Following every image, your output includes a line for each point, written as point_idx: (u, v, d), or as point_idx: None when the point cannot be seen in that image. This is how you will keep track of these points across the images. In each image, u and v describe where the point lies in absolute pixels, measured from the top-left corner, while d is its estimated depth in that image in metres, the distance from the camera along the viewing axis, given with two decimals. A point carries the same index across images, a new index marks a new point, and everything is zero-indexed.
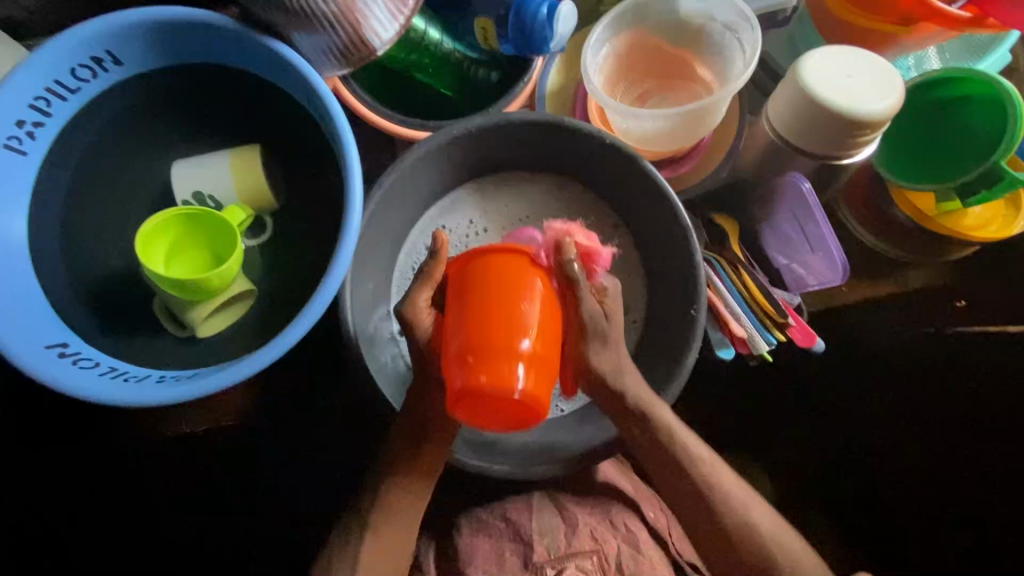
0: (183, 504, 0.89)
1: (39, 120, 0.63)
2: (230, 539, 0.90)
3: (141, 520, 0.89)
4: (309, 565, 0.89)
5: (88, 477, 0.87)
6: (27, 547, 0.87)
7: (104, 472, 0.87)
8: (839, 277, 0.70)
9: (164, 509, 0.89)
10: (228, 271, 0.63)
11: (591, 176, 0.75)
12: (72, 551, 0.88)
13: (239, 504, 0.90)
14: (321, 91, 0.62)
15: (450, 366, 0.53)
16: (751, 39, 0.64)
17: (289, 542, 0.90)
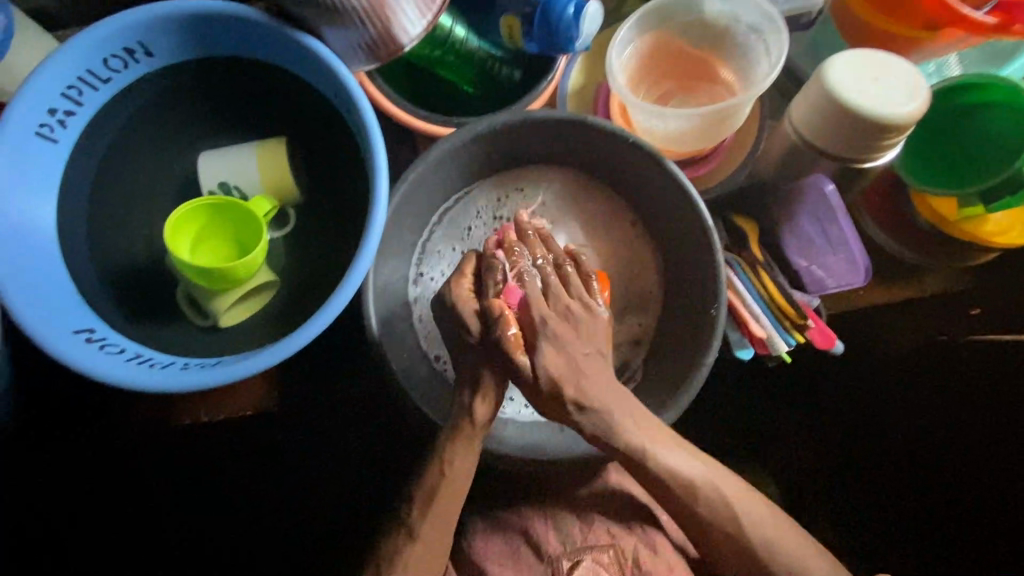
0: (185, 502, 0.90)
1: (71, 109, 0.64)
2: (230, 539, 0.93)
3: (141, 521, 0.90)
4: (308, 562, 0.93)
5: (89, 476, 0.85)
6: (27, 548, 0.85)
7: (111, 465, 0.85)
8: (861, 278, 0.71)
9: (163, 509, 0.90)
10: (256, 260, 0.64)
11: (612, 175, 0.75)
12: (74, 549, 0.88)
13: (240, 503, 0.91)
14: (351, 84, 0.62)
15: None
16: (777, 41, 0.65)
17: (289, 541, 0.94)
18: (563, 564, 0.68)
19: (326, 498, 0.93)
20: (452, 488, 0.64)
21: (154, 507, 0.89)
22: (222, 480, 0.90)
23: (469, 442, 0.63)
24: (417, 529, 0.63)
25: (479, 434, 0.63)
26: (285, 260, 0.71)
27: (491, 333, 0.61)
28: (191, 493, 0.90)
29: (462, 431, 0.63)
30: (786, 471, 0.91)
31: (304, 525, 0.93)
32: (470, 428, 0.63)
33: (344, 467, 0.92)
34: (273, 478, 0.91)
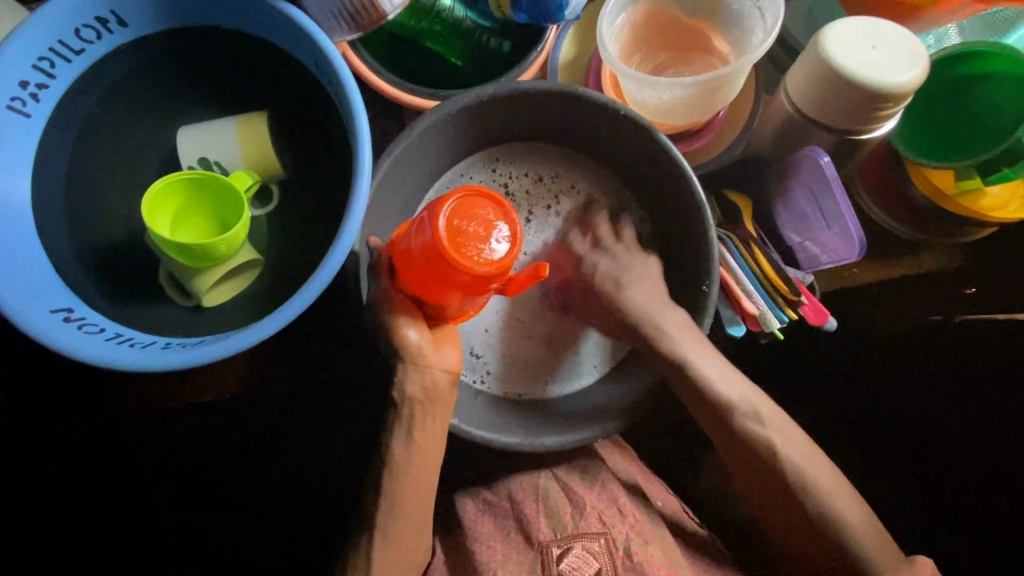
0: (184, 502, 0.88)
1: (43, 82, 0.62)
2: (230, 539, 0.89)
3: (140, 519, 0.88)
4: (309, 560, 0.89)
5: (88, 476, 0.86)
6: (28, 547, 0.86)
7: (111, 462, 0.87)
8: (855, 254, 0.68)
9: (163, 508, 0.88)
10: (237, 237, 0.62)
11: (603, 149, 0.74)
12: (74, 549, 0.87)
13: (236, 500, 0.89)
14: (331, 54, 0.60)
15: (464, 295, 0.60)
16: (771, 8, 0.63)
17: (291, 539, 0.89)
18: (553, 551, 0.67)
19: (320, 490, 0.89)
20: (412, 488, 0.64)
21: (148, 501, 0.88)
22: (211, 471, 0.88)
23: (408, 429, 0.63)
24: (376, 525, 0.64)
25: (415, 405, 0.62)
26: (270, 239, 0.69)
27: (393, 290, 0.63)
28: (189, 492, 0.88)
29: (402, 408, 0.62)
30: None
31: (299, 524, 0.89)
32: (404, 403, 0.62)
33: (335, 459, 0.89)
34: (271, 469, 0.89)
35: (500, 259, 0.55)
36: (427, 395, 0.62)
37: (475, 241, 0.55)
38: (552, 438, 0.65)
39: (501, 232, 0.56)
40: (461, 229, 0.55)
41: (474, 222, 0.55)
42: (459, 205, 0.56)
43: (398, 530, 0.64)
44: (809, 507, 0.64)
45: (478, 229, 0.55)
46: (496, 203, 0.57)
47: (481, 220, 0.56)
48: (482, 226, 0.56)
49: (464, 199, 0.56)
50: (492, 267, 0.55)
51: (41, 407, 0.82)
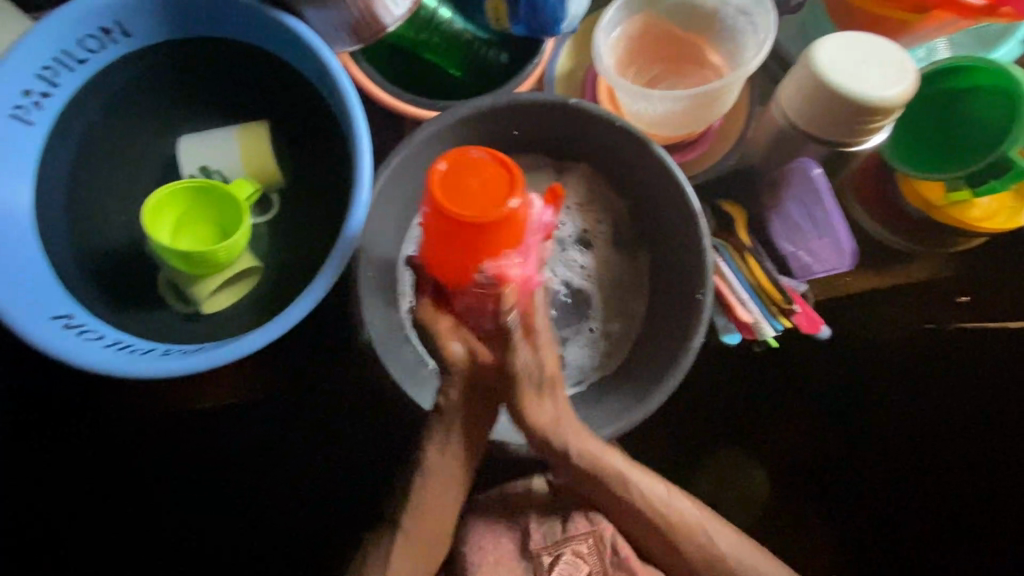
0: (184, 502, 0.88)
1: (48, 90, 0.63)
2: (230, 538, 0.89)
3: (139, 521, 0.88)
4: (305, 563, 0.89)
5: (88, 476, 0.86)
6: (26, 548, 0.86)
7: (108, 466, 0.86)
8: (846, 262, 0.71)
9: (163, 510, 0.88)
10: (237, 245, 0.63)
11: (600, 159, 0.74)
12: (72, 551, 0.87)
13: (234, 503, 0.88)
14: (332, 66, 0.62)
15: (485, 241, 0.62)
16: (763, 24, 0.64)
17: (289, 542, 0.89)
18: (543, 559, 0.68)
19: (316, 497, 0.88)
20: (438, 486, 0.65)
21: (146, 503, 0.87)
22: (205, 478, 0.87)
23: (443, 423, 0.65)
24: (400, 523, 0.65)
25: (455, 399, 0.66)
26: (269, 247, 0.70)
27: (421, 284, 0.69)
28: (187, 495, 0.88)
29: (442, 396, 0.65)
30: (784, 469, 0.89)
31: (294, 532, 0.89)
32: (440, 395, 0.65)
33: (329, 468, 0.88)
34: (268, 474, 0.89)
35: (510, 183, 0.59)
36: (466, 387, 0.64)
37: (487, 184, 0.59)
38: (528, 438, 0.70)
39: (492, 163, 0.60)
40: (463, 188, 0.59)
41: (468, 173, 0.60)
42: (443, 177, 0.60)
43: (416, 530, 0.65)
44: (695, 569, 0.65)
45: (480, 178, 0.60)
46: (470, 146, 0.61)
47: (471, 168, 0.60)
48: (476, 173, 0.60)
49: (449, 165, 0.60)
50: (512, 190, 0.59)
51: (41, 408, 0.83)
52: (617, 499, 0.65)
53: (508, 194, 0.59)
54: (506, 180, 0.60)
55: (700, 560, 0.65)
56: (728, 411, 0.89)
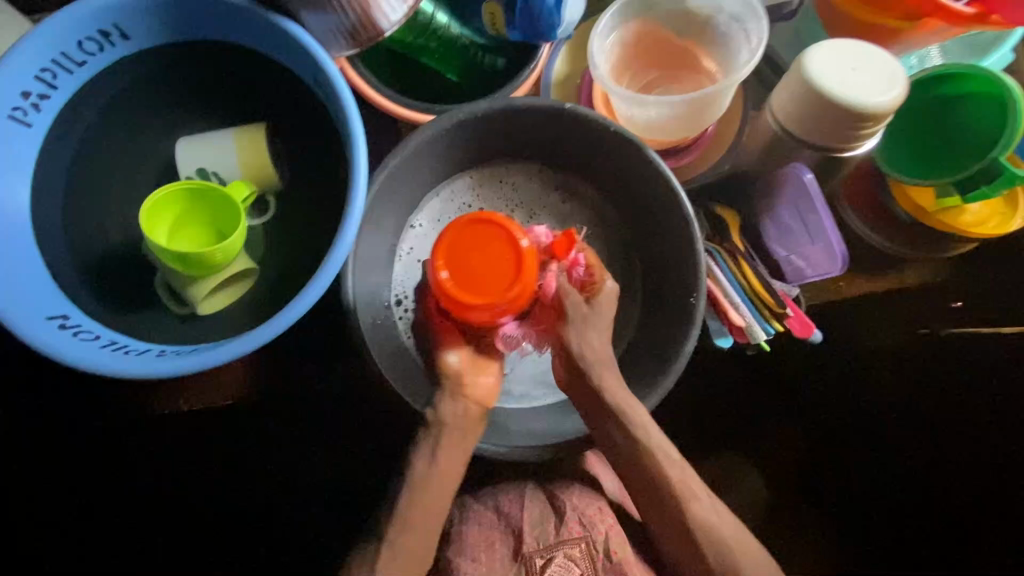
0: (192, 494, 0.91)
1: (45, 92, 0.63)
2: (238, 528, 0.92)
3: (149, 511, 0.91)
4: (311, 553, 0.93)
5: (100, 469, 0.89)
6: (42, 533, 0.89)
7: (113, 462, 0.89)
8: (837, 266, 0.71)
9: (172, 501, 0.91)
10: (233, 246, 0.63)
11: (596, 163, 0.75)
12: (87, 538, 0.90)
13: (241, 495, 0.92)
14: (330, 70, 0.62)
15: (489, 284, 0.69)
16: (756, 30, 0.65)
17: (295, 531, 0.93)
18: (536, 562, 0.68)
19: (320, 490, 0.92)
20: (424, 500, 0.66)
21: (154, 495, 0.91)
22: (209, 471, 0.90)
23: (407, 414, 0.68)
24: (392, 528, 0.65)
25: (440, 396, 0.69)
26: (266, 247, 0.70)
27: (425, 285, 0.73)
28: (194, 488, 0.91)
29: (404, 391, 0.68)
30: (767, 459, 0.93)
31: (298, 520, 0.93)
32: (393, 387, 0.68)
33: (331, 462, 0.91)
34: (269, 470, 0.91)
35: (515, 260, 0.68)
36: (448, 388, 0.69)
37: (492, 264, 0.68)
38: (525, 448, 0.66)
39: (491, 236, 0.68)
40: (467, 273, 0.68)
41: (470, 254, 0.68)
42: (446, 252, 0.69)
43: (405, 540, 0.65)
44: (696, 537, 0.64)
45: (481, 255, 0.68)
46: (468, 220, 0.69)
47: (472, 245, 0.68)
48: (477, 253, 0.68)
49: (451, 237, 0.69)
50: (517, 270, 0.68)
51: None
52: (638, 454, 0.67)
53: (513, 271, 0.68)
54: (512, 253, 0.68)
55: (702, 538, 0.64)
56: (717, 408, 0.92)
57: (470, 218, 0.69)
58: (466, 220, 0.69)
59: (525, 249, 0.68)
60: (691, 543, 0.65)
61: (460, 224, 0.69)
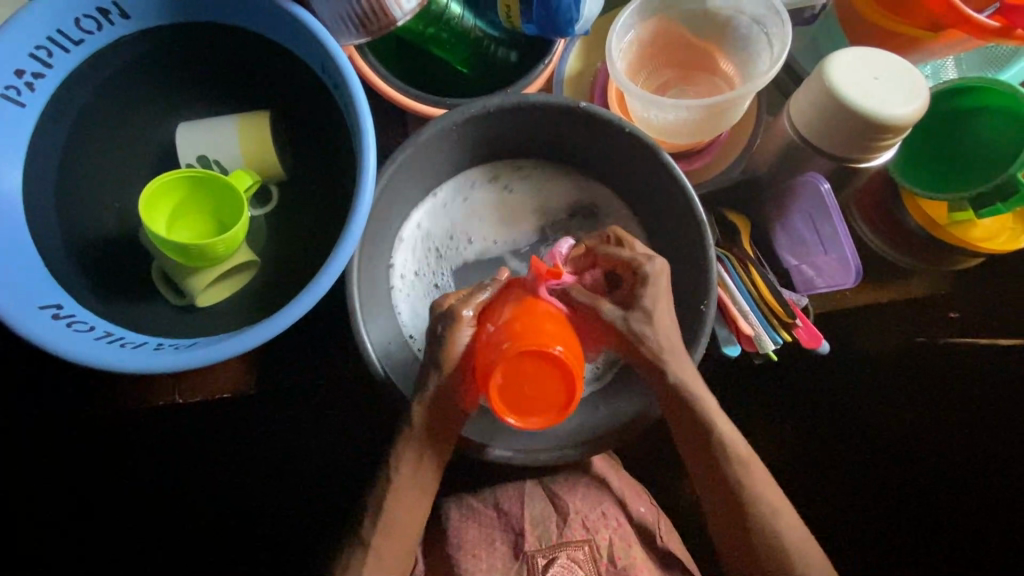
0: (185, 488, 0.89)
1: (40, 70, 0.61)
2: (230, 526, 0.90)
3: (140, 506, 0.89)
4: (303, 552, 0.90)
5: (91, 460, 0.87)
6: (33, 529, 0.88)
7: (105, 453, 0.87)
8: (851, 279, 0.70)
9: (164, 497, 0.89)
10: (235, 238, 0.61)
11: (609, 163, 0.73)
12: (76, 533, 0.88)
13: (235, 489, 0.90)
14: (338, 57, 0.60)
15: (533, 377, 0.54)
16: (779, 34, 0.63)
17: (289, 529, 0.90)
18: (538, 561, 0.67)
19: (315, 486, 0.90)
20: (405, 501, 0.64)
21: (146, 488, 0.89)
22: (208, 467, 0.89)
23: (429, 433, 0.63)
24: (371, 541, 0.63)
25: (423, 434, 0.63)
26: (268, 241, 0.68)
27: (440, 322, 0.61)
28: (187, 482, 0.89)
29: (409, 437, 0.63)
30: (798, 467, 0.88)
31: (295, 524, 0.90)
32: (412, 433, 0.63)
33: (331, 460, 0.89)
34: (265, 464, 0.89)
35: (560, 365, 0.53)
36: (429, 420, 0.63)
37: (550, 386, 0.54)
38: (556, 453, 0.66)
39: (528, 357, 0.53)
40: (529, 399, 0.54)
41: (518, 381, 0.54)
42: (505, 398, 0.54)
43: (388, 547, 0.63)
44: (753, 531, 0.63)
45: (532, 378, 0.54)
46: (501, 354, 0.54)
47: (516, 373, 0.54)
48: (523, 379, 0.54)
49: (502, 382, 0.54)
50: (559, 375, 0.53)
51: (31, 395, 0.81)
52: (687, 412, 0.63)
53: (567, 374, 0.53)
54: (554, 364, 0.53)
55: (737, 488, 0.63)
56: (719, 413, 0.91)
57: (495, 349, 0.55)
58: (493, 354, 0.55)
59: (563, 355, 0.53)
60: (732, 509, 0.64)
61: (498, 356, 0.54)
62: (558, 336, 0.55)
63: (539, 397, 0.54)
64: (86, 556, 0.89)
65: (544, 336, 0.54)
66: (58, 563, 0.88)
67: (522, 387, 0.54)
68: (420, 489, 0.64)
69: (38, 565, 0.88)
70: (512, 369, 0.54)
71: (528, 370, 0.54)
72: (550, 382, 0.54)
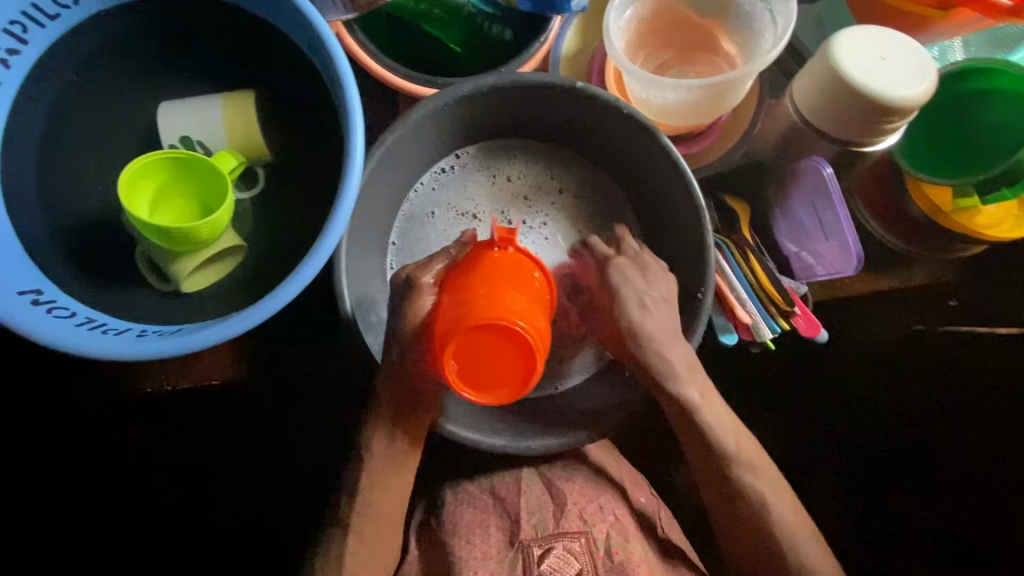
0: (180, 474, 0.89)
1: (15, 47, 0.59)
2: (230, 506, 0.91)
3: (135, 489, 0.89)
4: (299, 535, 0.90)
5: (82, 447, 0.86)
6: (29, 514, 0.88)
7: (97, 439, 0.86)
8: (851, 267, 0.68)
9: (159, 481, 0.89)
10: (219, 222, 0.59)
11: (603, 149, 0.72)
12: (73, 517, 0.89)
13: (229, 471, 0.90)
14: (323, 31, 0.58)
15: (490, 354, 0.52)
16: (784, 11, 0.61)
17: (286, 510, 0.91)
18: (534, 550, 0.67)
19: (311, 471, 0.89)
20: (376, 476, 0.63)
21: (140, 472, 0.89)
22: (199, 456, 0.89)
23: (397, 414, 0.62)
24: (349, 523, 0.63)
25: (388, 401, 0.62)
26: (256, 225, 0.66)
27: (406, 289, 0.60)
28: (181, 467, 0.89)
29: (377, 415, 0.63)
30: (791, 462, 0.87)
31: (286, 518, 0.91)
32: (379, 410, 0.62)
33: (324, 448, 0.88)
34: (260, 449, 0.89)
35: (525, 341, 0.51)
36: (397, 398, 0.62)
37: (509, 362, 0.52)
38: (537, 441, 0.64)
39: (488, 334, 0.51)
40: (488, 375, 0.52)
41: (476, 359, 0.52)
42: (461, 377, 0.52)
43: (369, 527, 0.63)
44: (749, 523, 0.64)
45: (493, 355, 0.52)
46: (456, 330, 0.51)
47: (473, 351, 0.52)
48: (482, 355, 0.52)
49: (458, 362, 0.52)
50: (528, 353, 0.52)
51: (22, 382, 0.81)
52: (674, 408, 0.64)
53: (529, 350, 0.52)
54: (518, 339, 0.51)
55: (741, 488, 0.65)
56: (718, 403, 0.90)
57: (449, 326, 0.52)
58: (449, 331, 0.52)
59: (525, 331, 0.51)
60: (733, 511, 0.65)
61: (454, 331, 0.51)
62: (520, 312, 0.52)
63: (497, 374, 0.52)
64: (79, 542, 0.89)
65: (505, 310, 0.51)
66: (56, 545, 0.89)
67: (483, 364, 0.52)
68: (398, 471, 0.64)
69: (32, 551, 0.89)
70: (471, 343, 0.52)
71: (486, 347, 0.52)
72: (514, 356, 0.52)
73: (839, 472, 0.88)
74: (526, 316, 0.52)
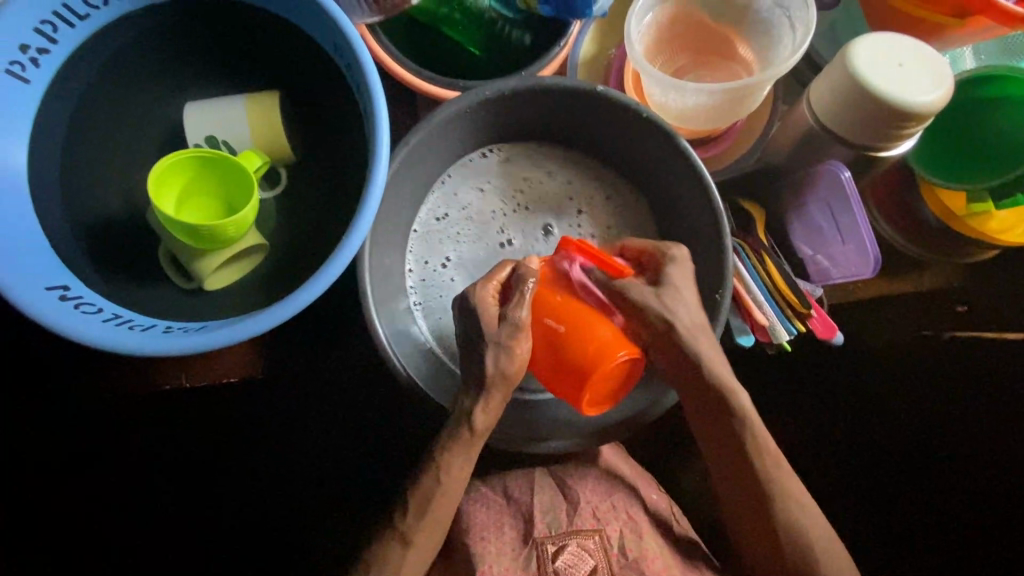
0: (192, 472, 0.89)
1: (45, 47, 0.59)
2: (240, 507, 0.90)
3: (145, 488, 0.89)
4: (309, 534, 0.90)
5: (98, 443, 0.87)
6: (39, 512, 0.87)
7: (113, 435, 0.87)
8: (868, 269, 0.70)
9: (171, 479, 0.89)
10: (246, 220, 0.60)
11: (620, 151, 0.73)
12: (83, 516, 0.88)
13: (242, 472, 0.90)
14: (350, 34, 0.59)
15: (611, 380, 0.59)
16: (803, 18, 0.62)
17: (296, 513, 0.90)
18: (547, 548, 0.67)
19: (324, 469, 0.90)
20: (449, 495, 0.62)
21: (152, 471, 0.89)
22: (213, 453, 0.89)
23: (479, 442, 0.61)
24: (412, 539, 0.61)
25: (477, 441, 0.61)
26: (278, 224, 0.67)
27: (499, 331, 0.59)
28: (193, 465, 0.89)
29: (459, 440, 0.61)
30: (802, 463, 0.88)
31: (291, 520, 0.90)
32: (468, 437, 0.61)
33: (338, 445, 0.89)
34: (273, 447, 0.89)
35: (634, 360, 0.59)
36: (488, 428, 0.61)
37: (626, 376, 0.61)
38: (555, 440, 0.65)
39: (608, 368, 0.58)
40: (613, 391, 0.61)
41: (603, 386, 0.59)
42: (593, 402, 0.60)
43: (423, 543, 0.61)
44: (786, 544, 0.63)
45: (613, 378, 0.60)
46: (586, 369, 0.58)
47: (600, 381, 0.59)
48: (606, 382, 0.59)
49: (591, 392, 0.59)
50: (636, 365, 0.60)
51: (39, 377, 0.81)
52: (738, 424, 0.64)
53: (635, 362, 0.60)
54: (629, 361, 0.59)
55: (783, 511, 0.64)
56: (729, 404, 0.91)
57: (572, 367, 0.59)
58: (573, 371, 0.59)
59: (631, 353, 0.59)
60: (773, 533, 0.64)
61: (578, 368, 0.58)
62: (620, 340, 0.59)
63: (619, 387, 0.61)
64: (90, 538, 0.89)
65: (611, 344, 0.58)
66: (63, 546, 0.88)
67: (606, 387, 0.60)
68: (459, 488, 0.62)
69: (40, 551, 0.88)
70: (599, 376, 0.58)
71: (607, 374, 0.59)
72: (631, 372, 0.60)
73: (849, 474, 0.88)
74: (626, 341, 0.59)
